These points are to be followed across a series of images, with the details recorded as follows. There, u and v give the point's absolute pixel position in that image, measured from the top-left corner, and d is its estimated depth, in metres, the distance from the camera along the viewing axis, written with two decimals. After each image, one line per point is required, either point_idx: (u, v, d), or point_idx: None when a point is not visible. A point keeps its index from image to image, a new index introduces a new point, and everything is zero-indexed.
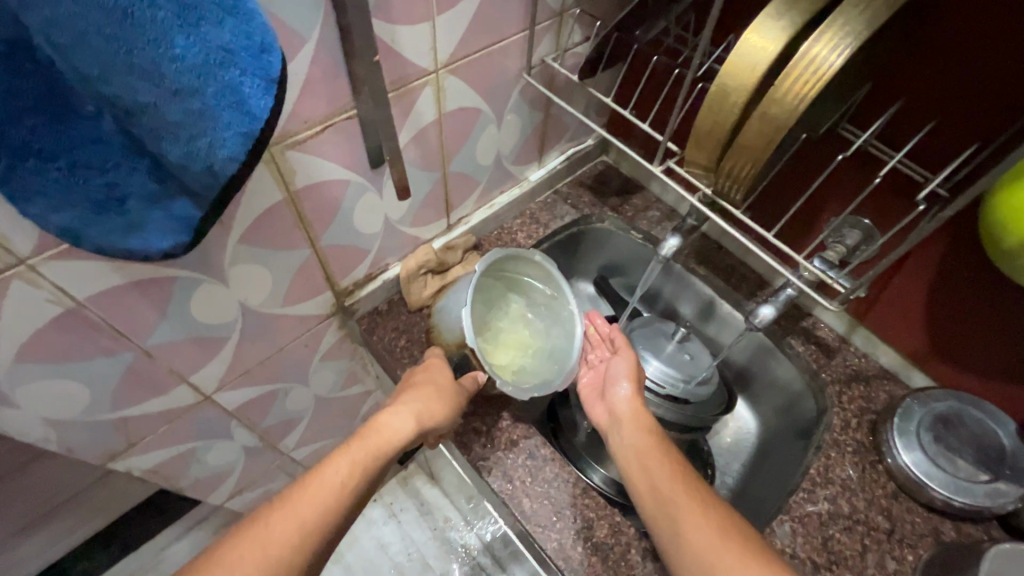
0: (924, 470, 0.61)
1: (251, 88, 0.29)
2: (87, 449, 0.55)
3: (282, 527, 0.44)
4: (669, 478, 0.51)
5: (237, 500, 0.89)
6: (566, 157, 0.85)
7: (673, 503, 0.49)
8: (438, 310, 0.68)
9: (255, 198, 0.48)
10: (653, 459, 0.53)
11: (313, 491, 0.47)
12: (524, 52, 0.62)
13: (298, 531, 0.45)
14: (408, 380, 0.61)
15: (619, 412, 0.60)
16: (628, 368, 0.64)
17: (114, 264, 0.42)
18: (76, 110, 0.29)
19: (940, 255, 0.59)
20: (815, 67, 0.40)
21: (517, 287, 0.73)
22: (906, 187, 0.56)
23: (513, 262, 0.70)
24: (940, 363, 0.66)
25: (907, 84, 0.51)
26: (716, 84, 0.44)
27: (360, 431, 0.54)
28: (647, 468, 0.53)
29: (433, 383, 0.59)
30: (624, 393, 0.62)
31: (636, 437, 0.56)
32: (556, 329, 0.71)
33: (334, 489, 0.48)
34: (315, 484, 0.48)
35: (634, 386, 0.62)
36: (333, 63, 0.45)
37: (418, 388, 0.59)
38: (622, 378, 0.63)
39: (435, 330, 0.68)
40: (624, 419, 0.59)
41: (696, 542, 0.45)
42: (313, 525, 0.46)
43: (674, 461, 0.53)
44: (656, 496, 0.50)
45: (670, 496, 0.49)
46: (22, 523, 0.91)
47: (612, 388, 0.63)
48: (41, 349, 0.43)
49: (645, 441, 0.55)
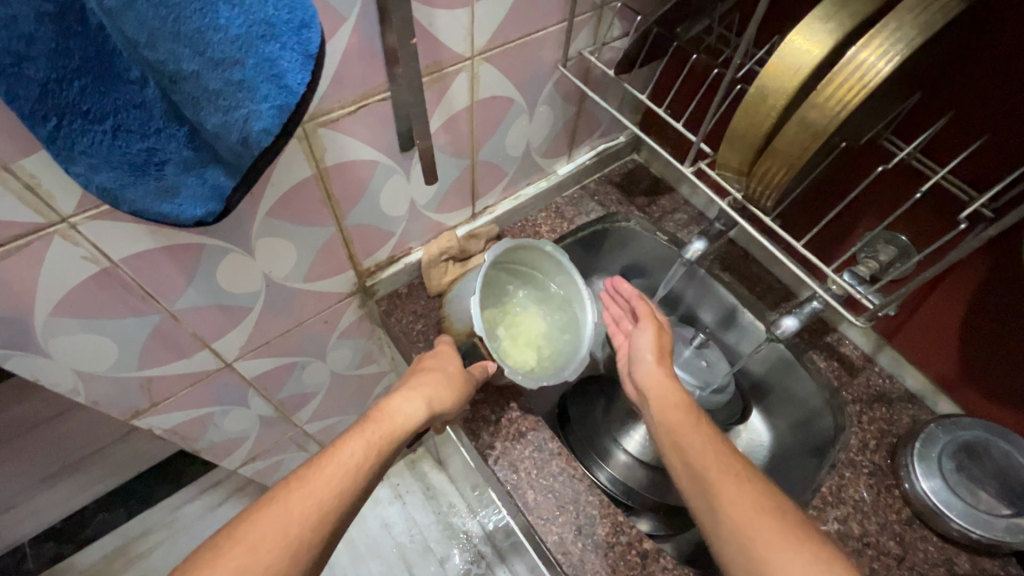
0: (942, 498, 0.59)
1: (290, 62, 0.29)
2: (111, 404, 0.58)
3: (300, 503, 0.45)
4: (730, 493, 0.46)
5: (250, 467, 0.91)
6: (596, 153, 0.84)
7: (742, 524, 0.44)
8: (450, 300, 0.69)
9: (286, 172, 0.49)
10: (707, 467, 0.49)
11: (329, 469, 0.48)
12: (561, 44, 0.62)
13: (316, 511, 0.45)
14: (420, 365, 0.62)
15: (648, 389, 0.59)
16: (652, 341, 0.62)
17: (148, 227, 0.44)
18: (122, 74, 0.31)
19: (981, 276, 0.57)
20: (864, 72, 0.38)
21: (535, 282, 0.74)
22: (948, 205, 0.54)
23: (527, 255, 0.70)
24: (971, 390, 0.64)
25: (957, 97, 0.49)
26: (755, 86, 0.43)
27: (372, 415, 0.54)
28: (703, 481, 0.48)
29: (443, 370, 0.60)
30: (649, 367, 0.60)
31: (679, 443, 0.52)
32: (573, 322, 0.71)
33: (347, 470, 0.48)
34: (331, 465, 0.48)
35: (658, 357, 0.61)
36: (371, 44, 0.45)
37: (429, 373, 0.59)
38: (645, 351, 0.61)
39: (447, 318, 0.69)
40: (651, 394, 0.58)
41: (787, 569, 0.41)
42: (328, 505, 0.46)
43: (731, 466, 0.48)
44: (716, 517, 0.46)
45: (703, 473, 0.48)
46: (49, 471, 0.96)
47: (636, 362, 0.62)
48: (75, 304, 0.45)
49: (693, 445, 0.51)
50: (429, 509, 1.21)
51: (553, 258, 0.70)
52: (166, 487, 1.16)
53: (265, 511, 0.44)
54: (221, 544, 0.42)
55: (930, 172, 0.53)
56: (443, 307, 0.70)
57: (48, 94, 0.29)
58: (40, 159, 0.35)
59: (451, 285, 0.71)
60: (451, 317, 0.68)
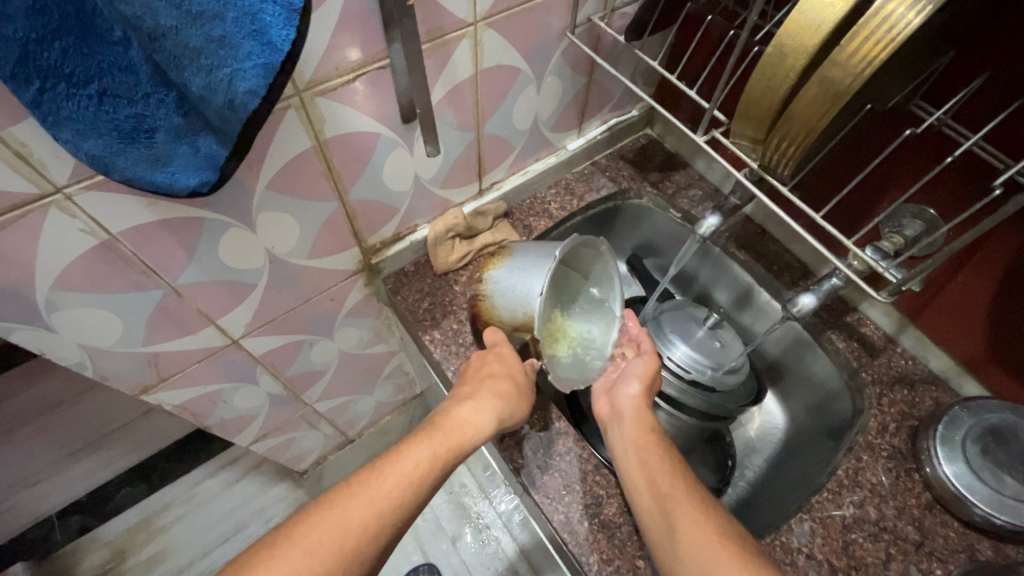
0: (966, 482, 0.56)
1: (272, 16, 0.29)
2: (119, 378, 0.58)
3: (359, 512, 0.45)
4: (692, 520, 0.47)
5: (262, 445, 0.92)
6: (607, 127, 0.81)
7: (702, 551, 0.45)
8: (494, 281, 0.59)
9: (284, 143, 0.48)
10: (673, 492, 0.49)
11: (389, 478, 0.47)
12: (569, 9, 0.59)
13: (375, 519, 0.45)
14: (482, 369, 0.59)
15: (622, 410, 0.60)
16: (643, 370, 0.62)
17: (146, 200, 0.43)
18: (104, 35, 0.30)
19: (1015, 251, 0.53)
20: (892, 23, 0.36)
21: (567, 276, 0.68)
22: (979, 172, 0.51)
23: (579, 252, 0.65)
24: (999, 372, 0.61)
25: (995, 55, 0.46)
26: (773, 44, 0.41)
27: (437, 423, 0.54)
28: (667, 506, 0.49)
29: (511, 380, 0.58)
30: (632, 393, 0.61)
31: (644, 465, 0.53)
32: (594, 317, 0.67)
33: (409, 480, 0.48)
34: (392, 474, 0.47)
35: (644, 386, 0.61)
36: (368, 8, 0.44)
37: (498, 381, 0.57)
38: (632, 377, 0.62)
39: (488, 300, 0.60)
40: (625, 416, 0.59)
41: None
42: (387, 515, 0.45)
43: (695, 496, 0.49)
44: (676, 542, 0.46)
45: (670, 499, 0.49)
46: (72, 448, 0.98)
47: (620, 386, 0.62)
48: (77, 277, 0.45)
49: (658, 469, 0.52)
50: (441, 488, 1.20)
51: (603, 259, 0.65)
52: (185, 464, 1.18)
53: (322, 513, 0.44)
54: (248, 551, 0.42)
55: (961, 139, 0.50)
56: (482, 285, 0.61)
57: (28, 55, 0.28)
58: (29, 127, 0.34)
59: (492, 260, 0.61)
60: (495, 301, 0.59)
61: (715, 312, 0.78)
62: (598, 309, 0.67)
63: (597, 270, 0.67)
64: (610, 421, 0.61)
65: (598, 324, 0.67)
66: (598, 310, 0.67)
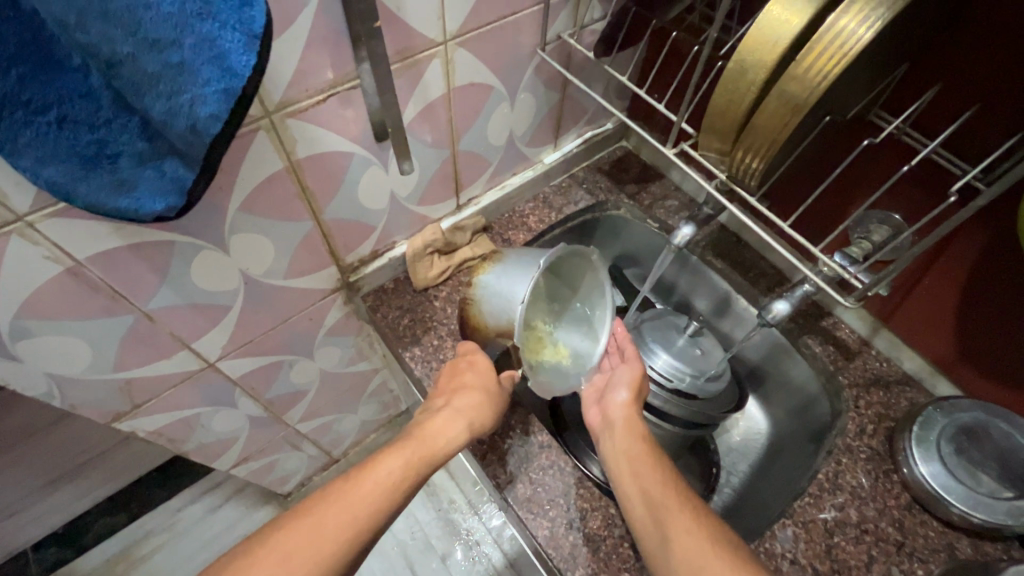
0: (942, 482, 0.57)
1: (231, 42, 0.29)
2: (91, 407, 0.57)
3: (335, 518, 0.43)
4: (685, 529, 0.46)
5: (243, 468, 0.91)
6: (583, 141, 0.83)
7: (697, 559, 0.44)
8: (483, 286, 0.59)
9: (255, 165, 0.48)
10: (666, 500, 0.49)
11: (365, 484, 0.46)
12: (538, 27, 0.60)
13: (351, 525, 0.43)
14: (456, 380, 0.58)
15: (612, 419, 0.59)
16: (630, 376, 0.62)
17: (112, 224, 0.43)
18: (62, 61, 0.29)
19: (976, 256, 0.55)
20: (844, 38, 0.37)
21: (558, 287, 0.69)
22: (938, 178, 0.52)
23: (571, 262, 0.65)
24: (969, 371, 0.62)
25: (947, 66, 0.48)
26: (734, 60, 0.42)
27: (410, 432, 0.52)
28: (660, 516, 0.48)
29: (484, 390, 0.57)
30: (621, 401, 0.60)
31: (636, 476, 0.52)
32: (583, 330, 0.68)
33: (387, 486, 0.46)
34: (367, 480, 0.46)
35: (632, 394, 0.60)
36: (336, 30, 0.44)
37: (471, 392, 0.56)
38: (620, 385, 0.61)
39: (475, 305, 0.60)
40: (615, 425, 0.58)
41: None
42: (363, 521, 0.44)
43: (686, 502, 0.49)
44: (669, 552, 0.46)
45: (662, 507, 0.49)
46: (45, 480, 0.95)
47: (609, 394, 0.61)
48: (43, 305, 0.44)
49: (651, 479, 0.51)
50: (430, 506, 1.19)
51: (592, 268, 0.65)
52: (166, 491, 1.16)
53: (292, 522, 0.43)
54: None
55: (920, 146, 0.52)
56: (471, 290, 0.61)
57: None
58: None
59: (483, 265, 0.61)
60: (481, 307, 0.59)
61: (695, 320, 0.78)
62: (587, 323, 0.68)
63: (588, 284, 0.67)
64: (601, 431, 0.60)
65: (585, 337, 0.67)
66: (588, 324, 0.68)
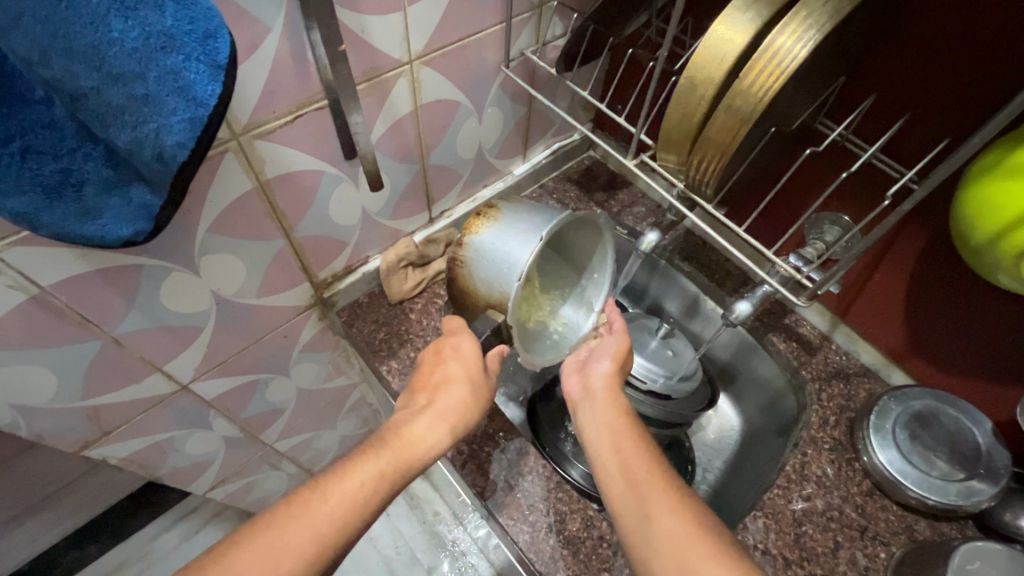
0: (898, 468, 0.60)
1: (196, 74, 0.30)
2: (57, 436, 0.56)
3: (296, 535, 0.43)
4: (668, 509, 0.46)
5: (218, 492, 0.89)
6: (551, 152, 0.85)
7: (678, 542, 0.44)
8: (476, 248, 0.57)
9: (222, 187, 0.48)
10: (646, 479, 0.49)
11: (331, 497, 0.45)
12: (501, 43, 0.62)
13: (314, 540, 0.43)
14: (436, 375, 0.56)
15: (594, 389, 0.59)
16: (616, 348, 0.62)
17: (78, 252, 0.42)
18: (25, 95, 0.30)
19: (921, 248, 0.58)
20: (780, 58, 0.40)
21: (553, 257, 0.70)
22: (879, 181, 0.56)
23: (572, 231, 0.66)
24: (919, 360, 0.66)
25: (880, 78, 0.51)
26: (685, 76, 0.44)
27: (387, 438, 0.50)
28: (641, 493, 0.48)
29: (468, 381, 0.55)
30: (604, 370, 0.61)
31: (618, 451, 0.52)
32: (574, 302, 0.69)
33: (354, 501, 0.45)
34: (335, 493, 0.45)
35: (615, 365, 0.61)
36: (302, 53, 0.45)
37: (455, 387, 0.55)
38: (604, 355, 0.62)
39: (465, 265, 0.58)
40: (598, 396, 0.58)
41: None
42: (326, 537, 0.43)
43: (670, 480, 0.49)
44: (650, 531, 0.46)
45: (644, 483, 0.49)
46: (7, 516, 0.91)
47: (592, 363, 0.62)
48: (6, 335, 0.44)
49: (633, 454, 0.51)
50: (414, 519, 1.20)
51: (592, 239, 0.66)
52: (139, 518, 1.12)
53: (250, 530, 0.42)
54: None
55: (861, 152, 0.55)
56: (460, 249, 0.58)
57: None
58: None
59: (477, 221, 0.58)
60: (472, 272, 0.57)
61: (665, 322, 0.81)
62: (579, 295, 0.69)
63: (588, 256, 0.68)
64: (581, 401, 0.60)
65: (576, 309, 0.68)
66: (581, 297, 0.69)
